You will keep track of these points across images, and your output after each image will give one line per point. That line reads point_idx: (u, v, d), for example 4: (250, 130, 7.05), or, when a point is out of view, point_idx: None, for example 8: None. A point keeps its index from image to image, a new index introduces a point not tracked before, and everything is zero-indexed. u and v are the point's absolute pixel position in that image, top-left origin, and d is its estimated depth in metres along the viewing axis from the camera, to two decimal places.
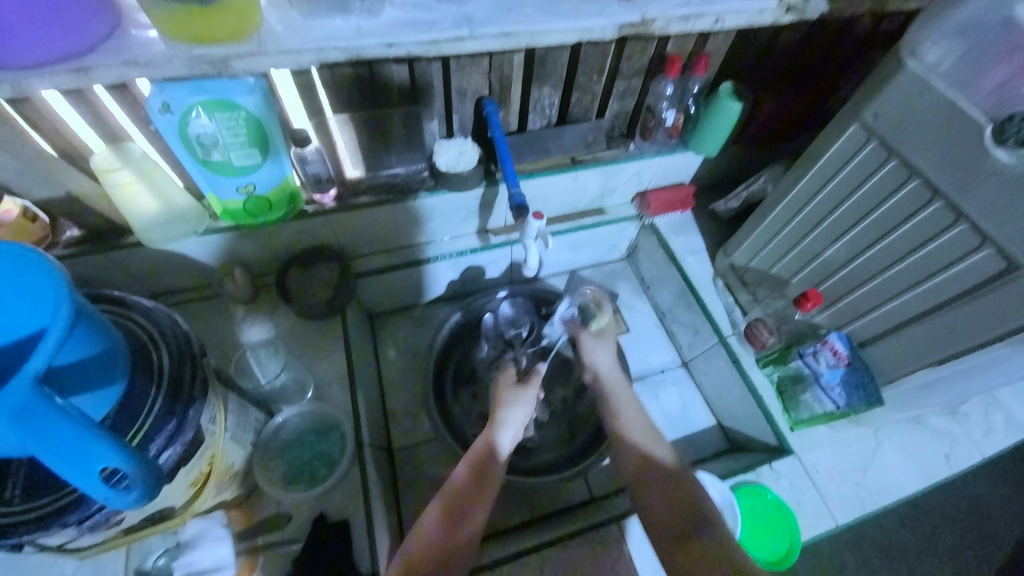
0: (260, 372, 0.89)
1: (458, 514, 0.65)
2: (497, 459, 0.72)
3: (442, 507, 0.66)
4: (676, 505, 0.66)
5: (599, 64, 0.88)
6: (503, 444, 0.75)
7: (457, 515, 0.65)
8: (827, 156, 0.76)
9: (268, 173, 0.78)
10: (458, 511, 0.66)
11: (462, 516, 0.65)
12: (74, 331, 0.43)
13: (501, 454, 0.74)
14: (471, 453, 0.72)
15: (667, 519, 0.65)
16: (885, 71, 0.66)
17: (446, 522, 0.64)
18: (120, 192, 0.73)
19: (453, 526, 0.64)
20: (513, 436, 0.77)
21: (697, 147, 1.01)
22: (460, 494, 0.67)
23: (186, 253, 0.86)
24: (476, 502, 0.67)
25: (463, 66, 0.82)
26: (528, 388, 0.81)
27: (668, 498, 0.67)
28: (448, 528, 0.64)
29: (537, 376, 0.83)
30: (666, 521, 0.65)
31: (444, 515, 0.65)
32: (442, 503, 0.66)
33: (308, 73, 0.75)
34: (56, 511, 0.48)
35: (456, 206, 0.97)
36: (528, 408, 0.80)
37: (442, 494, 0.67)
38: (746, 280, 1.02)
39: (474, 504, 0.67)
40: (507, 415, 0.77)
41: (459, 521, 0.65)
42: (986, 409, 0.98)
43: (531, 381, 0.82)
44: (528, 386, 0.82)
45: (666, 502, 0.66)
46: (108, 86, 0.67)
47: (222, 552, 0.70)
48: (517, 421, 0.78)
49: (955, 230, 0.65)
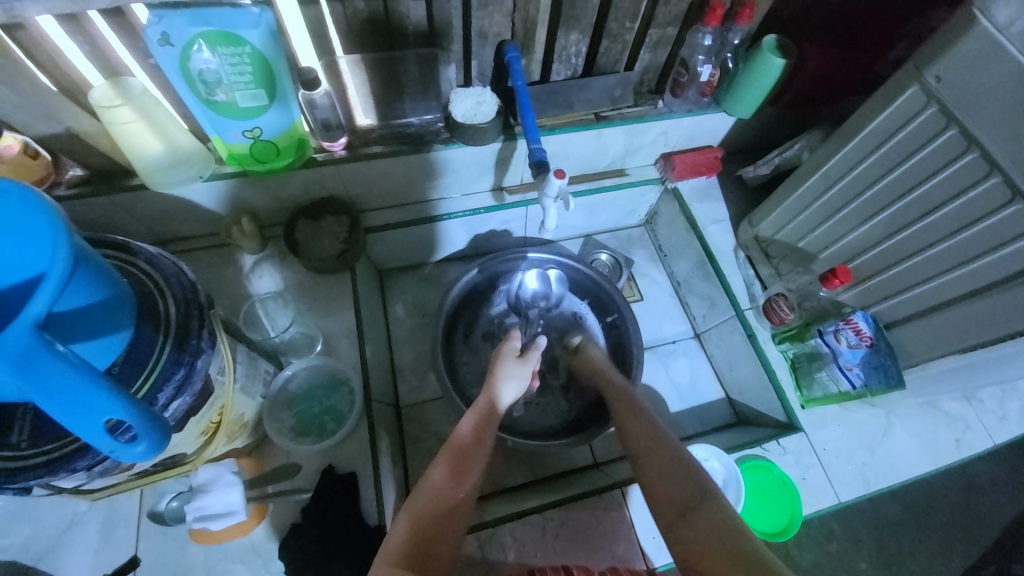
0: (269, 324, 0.87)
1: (463, 465, 0.65)
2: (496, 418, 0.72)
3: (448, 460, 0.64)
4: (678, 477, 0.60)
5: (633, 8, 0.81)
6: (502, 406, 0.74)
7: (462, 467, 0.64)
8: (878, 122, 0.70)
9: (275, 117, 0.74)
10: (462, 463, 0.65)
11: (467, 470, 0.65)
12: (74, 277, 0.42)
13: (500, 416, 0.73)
14: (472, 409, 0.72)
15: (669, 495, 0.59)
16: (955, 27, 0.60)
17: (453, 474, 0.63)
18: (121, 132, 0.69)
19: (458, 479, 0.63)
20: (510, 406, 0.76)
21: (731, 107, 0.94)
22: (465, 449, 0.66)
23: (192, 198, 0.83)
24: (478, 458, 0.66)
25: (485, 5, 0.75)
26: (526, 363, 0.78)
27: (668, 470, 0.61)
28: (454, 482, 0.63)
29: (537, 355, 0.80)
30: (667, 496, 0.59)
31: (450, 469, 0.63)
32: (448, 457, 0.65)
33: (317, 5, 0.69)
34: (66, 457, 0.48)
35: (471, 160, 0.92)
36: (523, 381, 0.77)
37: (448, 447, 0.66)
38: (770, 253, 0.98)
39: (477, 460, 0.66)
40: (505, 388, 0.74)
41: (463, 474, 0.64)
42: (1003, 396, 0.96)
43: (529, 357, 0.80)
44: (526, 361, 0.79)
45: (667, 475, 0.61)
46: (104, 12, 0.62)
47: (233, 497, 0.68)
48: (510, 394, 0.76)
49: (1011, 209, 0.60)
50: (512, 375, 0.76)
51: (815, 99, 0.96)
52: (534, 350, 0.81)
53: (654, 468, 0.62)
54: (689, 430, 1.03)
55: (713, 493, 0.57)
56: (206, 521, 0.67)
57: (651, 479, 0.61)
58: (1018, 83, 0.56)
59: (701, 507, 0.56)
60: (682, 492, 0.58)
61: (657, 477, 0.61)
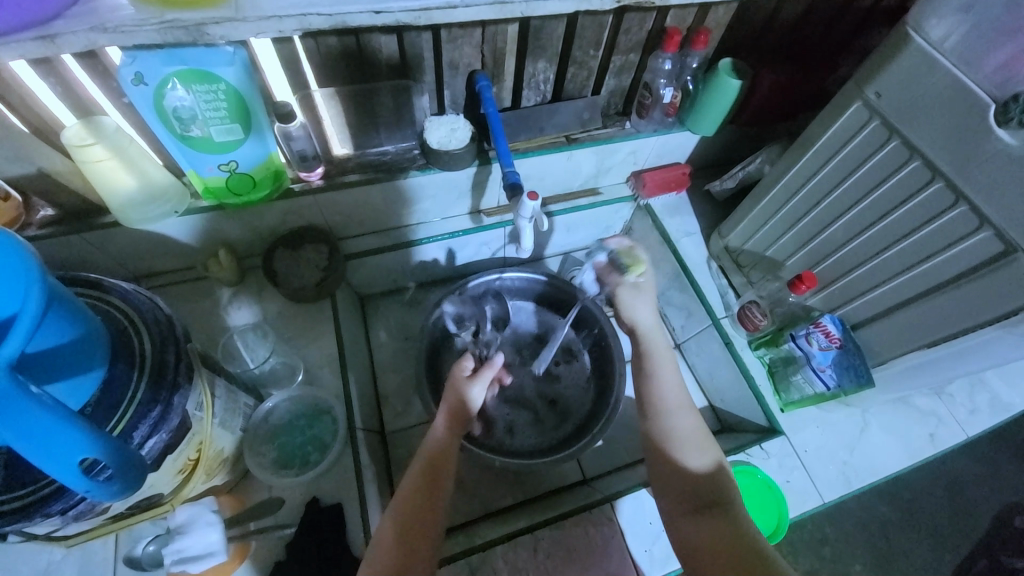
0: (249, 357, 0.88)
1: (437, 471, 0.66)
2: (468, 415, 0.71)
3: (423, 465, 0.66)
4: (694, 481, 0.64)
5: (596, 37, 0.85)
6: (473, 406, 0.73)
7: (438, 472, 0.65)
8: (828, 135, 0.75)
9: (251, 150, 0.75)
10: (437, 468, 0.66)
11: (440, 476, 0.65)
12: (47, 317, 0.41)
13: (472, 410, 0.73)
14: (445, 408, 0.72)
15: (684, 495, 0.63)
16: (889, 48, 0.65)
17: (427, 479, 0.65)
18: (94, 170, 0.69)
19: (431, 485, 0.64)
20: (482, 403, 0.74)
21: (693, 126, 0.99)
22: (438, 452, 0.67)
23: (167, 232, 0.83)
24: (448, 461, 0.67)
25: (454, 37, 0.78)
26: (481, 379, 0.73)
27: (685, 472, 0.65)
28: (428, 488, 0.64)
29: (491, 371, 0.73)
30: (681, 494, 0.63)
31: (425, 475, 0.65)
32: (423, 463, 0.66)
33: (291, 42, 0.71)
34: (38, 502, 0.46)
35: (447, 185, 0.94)
36: (475, 399, 0.72)
37: (422, 455, 0.67)
38: (741, 263, 1.02)
39: (448, 463, 0.67)
40: (468, 398, 0.71)
41: (438, 478, 0.65)
42: (971, 390, 1.00)
43: (482, 376, 0.73)
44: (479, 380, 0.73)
45: (683, 476, 0.65)
46: (77, 55, 0.63)
47: (213, 538, 0.66)
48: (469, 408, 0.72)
49: (954, 212, 0.65)
50: (470, 387, 0.72)
51: (771, 116, 1.02)
52: (487, 369, 0.73)
53: (670, 468, 0.66)
54: None
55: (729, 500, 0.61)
56: (185, 564, 0.65)
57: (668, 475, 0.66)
58: (952, 95, 0.60)
59: (717, 512, 0.60)
60: (698, 495, 0.63)
61: (674, 477, 0.65)
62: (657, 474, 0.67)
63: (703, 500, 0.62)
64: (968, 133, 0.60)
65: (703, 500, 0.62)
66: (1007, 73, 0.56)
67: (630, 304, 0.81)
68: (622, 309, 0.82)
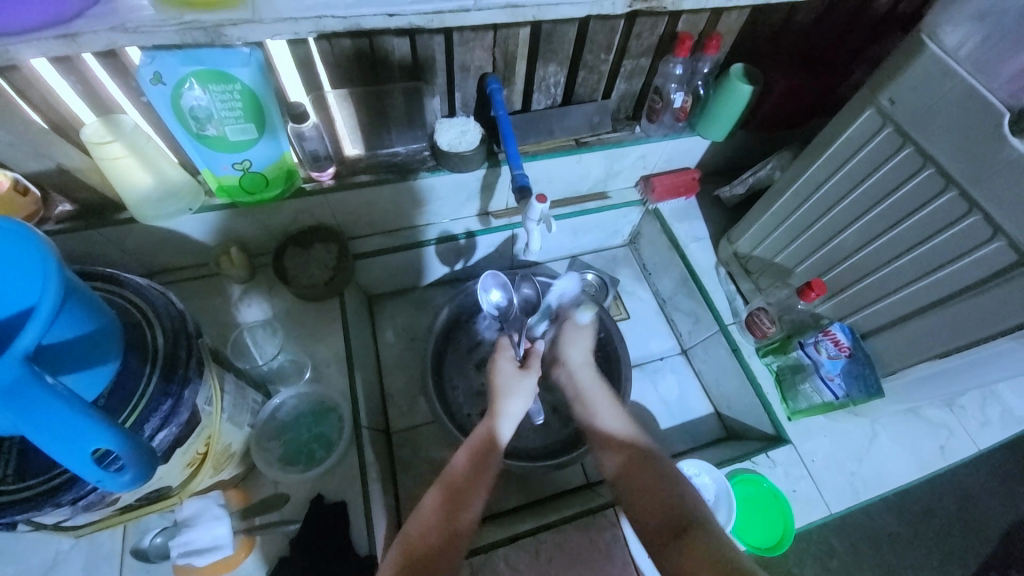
0: (257, 353, 0.88)
1: (458, 499, 0.65)
2: (496, 446, 0.71)
3: (443, 492, 0.66)
4: (670, 506, 0.62)
5: (607, 42, 0.85)
6: (504, 432, 0.74)
7: (458, 499, 0.65)
8: (840, 141, 0.74)
9: (264, 150, 0.76)
10: (458, 495, 0.66)
11: (465, 500, 0.65)
12: (63, 310, 0.42)
13: (502, 442, 0.73)
14: (470, 440, 0.72)
15: (661, 524, 0.61)
16: (903, 54, 0.64)
17: (448, 504, 0.65)
18: (112, 166, 0.70)
19: (453, 510, 0.64)
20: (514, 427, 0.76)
21: (704, 131, 0.99)
22: (461, 477, 0.67)
23: (181, 229, 0.84)
24: (476, 487, 0.67)
25: (467, 40, 0.79)
26: (527, 374, 0.79)
27: (659, 498, 0.64)
28: (449, 513, 0.64)
29: (537, 360, 0.81)
30: (658, 522, 0.62)
31: (445, 499, 0.65)
32: (443, 489, 0.66)
33: (305, 44, 0.72)
34: (50, 491, 0.47)
35: (457, 187, 0.95)
36: (528, 396, 0.78)
37: (443, 480, 0.67)
38: (749, 269, 1.01)
39: (472, 492, 0.66)
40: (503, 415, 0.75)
41: (460, 506, 0.65)
42: (983, 402, 0.98)
43: (529, 369, 0.80)
44: (527, 373, 0.79)
45: (659, 502, 0.63)
46: (98, 54, 0.64)
47: (219, 531, 0.67)
48: (516, 410, 0.76)
49: (966, 222, 0.64)
50: (514, 392, 0.77)
51: (783, 122, 1.01)
52: (536, 356, 0.82)
53: (644, 496, 0.64)
54: (679, 447, 1.04)
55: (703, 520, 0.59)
56: (191, 557, 0.66)
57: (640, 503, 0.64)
58: (966, 103, 0.60)
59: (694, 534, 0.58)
60: (673, 521, 0.61)
61: (648, 506, 0.64)
62: (633, 506, 0.65)
63: (679, 525, 0.60)
64: (979, 142, 0.60)
65: (678, 525, 0.60)
66: None
67: (568, 341, 0.86)
68: (559, 344, 0.87)
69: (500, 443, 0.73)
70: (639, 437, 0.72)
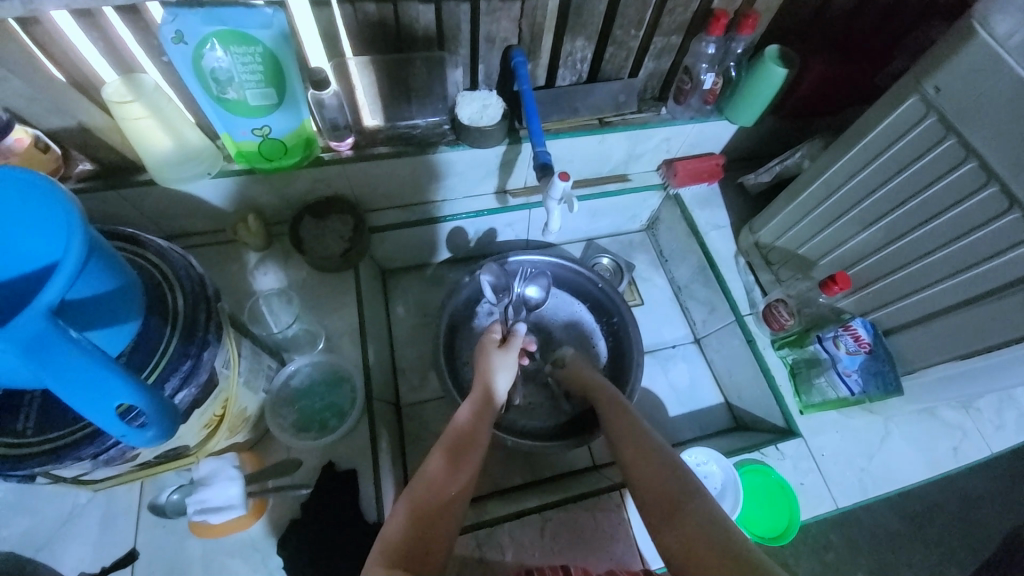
0: (272, 321, 0.88)
1: (460, 453, 0.66)
2: (491, 409, 0.74)
3: (445, 448, 0.66)
4: (665, 478, 0.61)
5: (639, 16, 0.82)
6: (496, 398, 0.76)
7: (459, 454, 0.65)
8: (879, 129, 0.71)
9: (284, 116, 0.75)
10: (459, 450, 0.66)
11: (466, 457, 0.66)
12: (87, 267, 0.42)
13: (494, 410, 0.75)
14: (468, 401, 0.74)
15: (654, 496, 0.60)
16: (953, 39, 0.61)
17: (450, 462, 0.64)
18: (132, 127, 0.70)
19: (454, 468, 0.63)
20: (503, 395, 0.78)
21: (733, 115, 0.95)
22: (462, 438, 0.68)
23: (199, 194, 0.84)
24: (474, 449, 0.67)
25: (493, 10, 0.76)
26: (510, 351, 0.82)
27: (656, 471, 0.62)
28: (451, 467, 0.63)
29: (520, 339, 0.84)
30: (656, 498, 0.60)
31: (447, 458, 0.64)
32: (445, 444, 0.66)
33: (328, 7, 0.70)
34: (72, 445, 0.48)
35: (475, 163, 0.93)
36: (512, 368, 0.81)
37: (444, 438, 0.68)
38: (771, 260, 0.99)
39: (472, 450, 0.67)
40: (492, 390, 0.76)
41: (461, 461, 0.65)
42: (1001, 405, 0.96)
43: (512, 345, 0.83)
44: (509, 350, 0.83)
45: (654, 473, 0.62)
46: (120, 10, 0.63)
47: (233, 492, 0.68)
48: (504, 382, 0.79)
49: (1005, 219, 0.62)
50: (501, 364, 0.79)
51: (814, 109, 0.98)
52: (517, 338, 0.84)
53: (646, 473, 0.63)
54: (687, 435, 1.04)
55: (696, 492, 0.58)
56: (206, 514, 0.67)
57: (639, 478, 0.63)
58: (1019, 94, 0.57)
59: (685, 505, 0.57)
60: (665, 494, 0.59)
61: (644, 476, 0.63)
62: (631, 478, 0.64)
63: (670, 498, 0.59)
64: None
65: (669, 498, 0.59)
66: None
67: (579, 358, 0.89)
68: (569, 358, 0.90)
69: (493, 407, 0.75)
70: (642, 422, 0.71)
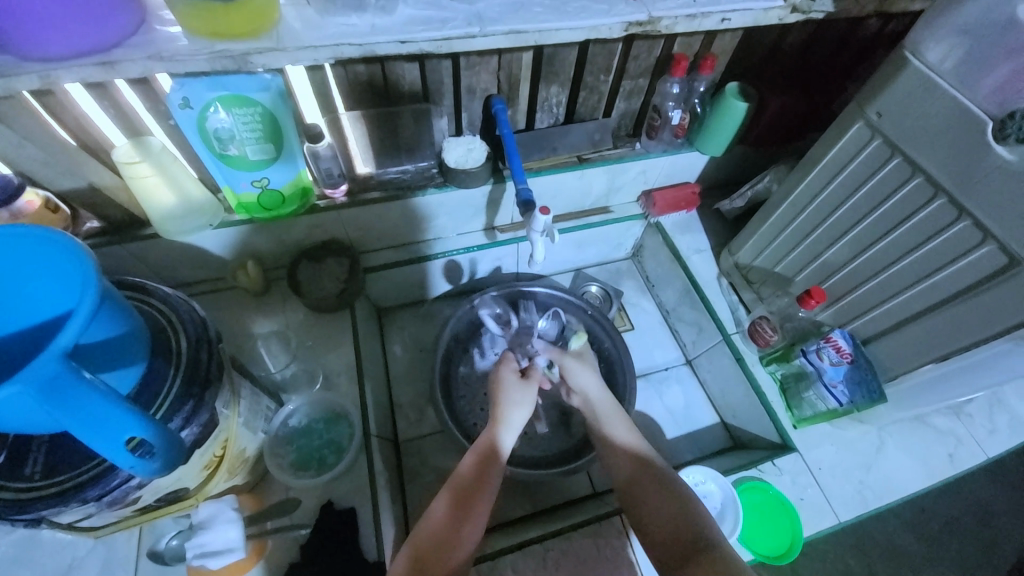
0: (270, 362, 0.91)
1: (467, 500, 0.66)
2: (500, 456, 0.71)
3: (452, 494, 0.66)
4: (678, 513, 0.64)
5: (606, 64, 0.90)
6: (506, 443, 0.74)
7: (465, 503, 0.65)
8: (832, 153, 0.77)
9: (281, 168, 0.80)
10: (466, 497, 0.66)
11: (471, 505, 0.65)
12: (98, 313, 0.45)
13: (503, 454, 0.73)
14: (475, 445, 0.72)
15: (670, 543, 0.62)
16: (888, 70, 0.68)
17: (456, 508, 0.65)
18: (140, 185, 0.75)
19: (460, 516, 0.64)
20: (515, 437, 0.76)
21: (702, 147, 1.02)
22: (470, 483, 0.67)
23: (201, 244, 0.88)
24: (480, 496, 0.67)
25: (472, 64, 0.84)
26: (530, 386, 0.80)
27: (669, 509, 0.65)
28: (457, 518, 0.64)
29: (540, 373, 0.83)
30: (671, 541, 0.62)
31: (453, 505, 0.65)
32: (452, 491, 0.67)
33: (322, 70, 0.77)
34: (76, 487, 0.49)
35: (464, 202, 0.99)
36: (530, 406, 0.79)
37: (451, 483, 0.68)
38: (751, 279, 1.03)
39: (479, 496, 0.67)
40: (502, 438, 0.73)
41: (467, 510, 0.65)
42: (990, 409, 0.98)
43: (532, 379, 0.81)
44: (530, 383, 0.81)
45: (668, 510, 0.65)
46: (132, 81, 0.69)
47: (232, 534, 0.68)
48: (520, 417, 0.77)
49: (957, 227, 0.66)
50: (517, 406, 0.77)
51: (779, 137, 1.05)
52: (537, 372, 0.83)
53: (659, 510, 0.65)
54: (686, 456, 1.04)
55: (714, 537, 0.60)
56: (205, 558, 0.66)
57: (652, 520, 0.65)
58: (953, 116, 0.62)
59: (703, 553, 0.58)
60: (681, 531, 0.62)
61: (656, 518, 0.65)
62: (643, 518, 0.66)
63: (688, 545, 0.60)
64: (966, 151, 0.62)
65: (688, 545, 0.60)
66: (1005, 94, 0.58)
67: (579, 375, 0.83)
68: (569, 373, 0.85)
69: (503, 453, 0.73)
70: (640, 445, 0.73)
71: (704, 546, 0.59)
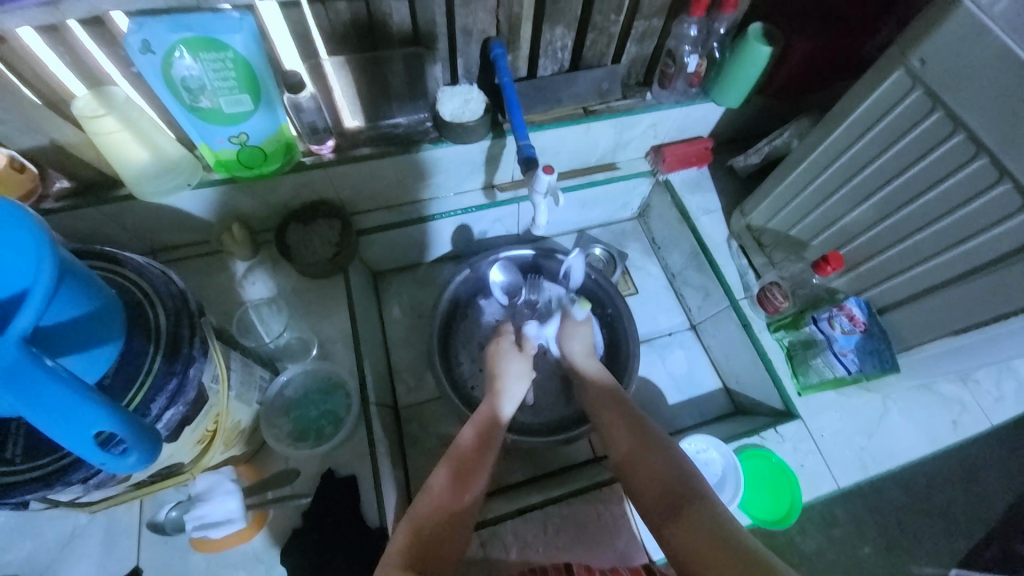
0: (262, 330, 0.89)
1: (467, 474, 0.65)
2: (500, 429, 0.71)
3: (452, 467, 0.65)
4: (668, 479, 0.61)
5: (618, 1, 0.80)
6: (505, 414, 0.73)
7: (465, 476, 0.64)
8: (865, 106, 0.70)
9: (260, 122, 0.73)
10: (466, 471, 0.65)
11: (469, 479, 0.64)
12: (59, 291, 0.41)
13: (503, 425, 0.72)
14: (474, 418, 0.71)
15: (659, 498, 0.60)
16: (938, 9, 0.60)
17: (455, 480, 0.64)
18: (106, 141, 0.68)
19: (460, 489, 0.63)
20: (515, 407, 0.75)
21: (718, 98, 0.94)
22: (469, 457, 0.66)
23: (180, 206, 0.83)
24: (481, 467, 0.66)
25: (468, 1, 0.74)
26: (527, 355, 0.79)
27: (656, 472, 0.62)
28: (456, 491, 0.63)
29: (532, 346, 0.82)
30: (658, 494, 0.60)
31: (453, 477, 0.64)
32: (452, 464, 0.65)
33: (298, 7, 0.68)
34: (60, 470, 0.48)
35: (461, 159, 0.92)
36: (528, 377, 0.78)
37: (450, 456, 0.66)
38: (763, 242, 0.98)
39: (478, 469, 0.66)
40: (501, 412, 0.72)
41: (466, 483, 0.64)
42: (998, 376, 0.96)
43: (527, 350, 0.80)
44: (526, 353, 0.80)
45: (657, 478, 0.62)
46: (83, 22, 0.61)
47: (232, 505, 0.68)
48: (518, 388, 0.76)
49: (996, 191, 0.61)
50: (516, 378, 0.76)
51: (803, 86, 0.96)
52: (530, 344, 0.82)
53: (647, 469, 0.63)
54: (687, 421, 1.04)
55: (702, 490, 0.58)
56: (206, 530, 0.67)
57: (641, 476, 0.63)
58: (1003, 66, 0.55)
59: (693, 506, 0.56)
60: (669, 494, 0.59)
61: (644, 477, 0.63)
62: (633, 479, 0.64)
63: (677, 498, 0.58)
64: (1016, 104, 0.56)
65: (676, 498, 0.58)
66: None
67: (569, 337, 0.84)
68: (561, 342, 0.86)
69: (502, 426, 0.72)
70: (632, 409, 0.72)
71: (693, 499, 0.57)
